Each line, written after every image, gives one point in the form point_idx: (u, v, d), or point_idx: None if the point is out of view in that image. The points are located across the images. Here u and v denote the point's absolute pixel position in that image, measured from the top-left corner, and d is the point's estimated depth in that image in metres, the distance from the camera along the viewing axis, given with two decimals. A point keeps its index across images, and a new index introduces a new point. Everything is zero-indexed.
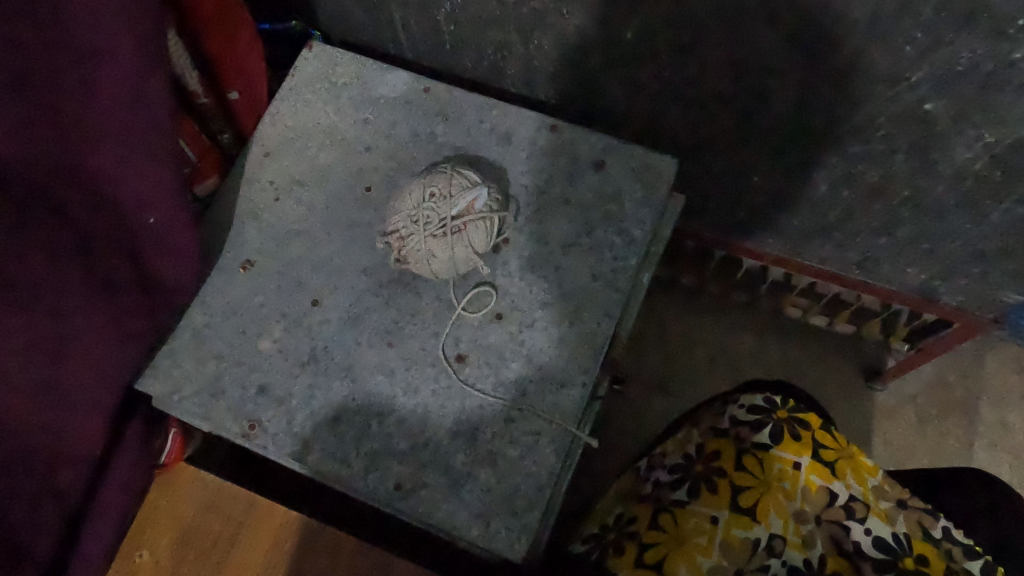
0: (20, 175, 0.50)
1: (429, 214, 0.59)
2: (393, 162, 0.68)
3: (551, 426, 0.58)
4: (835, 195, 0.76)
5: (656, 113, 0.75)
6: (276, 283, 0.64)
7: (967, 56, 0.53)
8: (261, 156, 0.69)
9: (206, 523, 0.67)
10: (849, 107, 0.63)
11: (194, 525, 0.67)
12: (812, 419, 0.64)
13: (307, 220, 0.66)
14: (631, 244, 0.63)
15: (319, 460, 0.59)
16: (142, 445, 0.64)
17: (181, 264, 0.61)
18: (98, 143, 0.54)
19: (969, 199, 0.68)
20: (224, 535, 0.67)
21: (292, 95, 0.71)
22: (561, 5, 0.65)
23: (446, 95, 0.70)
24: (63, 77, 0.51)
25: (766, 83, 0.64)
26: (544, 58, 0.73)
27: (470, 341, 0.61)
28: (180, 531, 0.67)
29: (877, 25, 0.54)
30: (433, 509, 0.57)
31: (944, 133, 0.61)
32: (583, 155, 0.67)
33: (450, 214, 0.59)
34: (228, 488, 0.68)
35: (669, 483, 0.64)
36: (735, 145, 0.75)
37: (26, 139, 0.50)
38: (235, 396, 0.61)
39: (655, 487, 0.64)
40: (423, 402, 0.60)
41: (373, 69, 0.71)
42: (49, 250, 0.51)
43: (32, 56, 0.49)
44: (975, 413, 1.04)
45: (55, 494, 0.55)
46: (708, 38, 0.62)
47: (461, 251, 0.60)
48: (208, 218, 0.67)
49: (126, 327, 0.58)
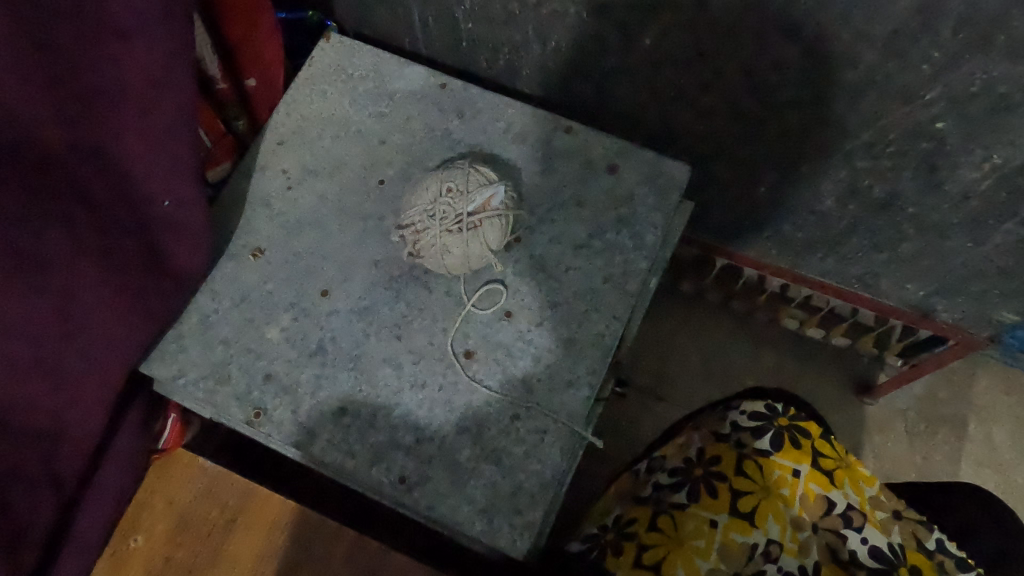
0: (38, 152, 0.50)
1: (446, 210, 0.60)
2: (407, 156, 0.68)
3: (556, 425, 0.59)
4: (841, 208, 0.77)
5: (669, 119, 0.75)
6: (286, 271, 0.64)
7: (982, 77, 0.54)
8: (275, 143, 0.69)
9: (205, 511, 0.67)
10: (861, 122, 0.64)
11: (193, 512, 0.67)
12: (812, 427, 0.65)
13: (319, 211, 0.66)
14: (641, 248, 0.64)
15: (323, 450, 0.59)
16: (141, 430, 0.64)
17: (193, 251, 0.60)
18: (118, 127, 0.54)
19: (973, 219, 0.69)
20: (222, 522, 0.66)
21: (308, 85, 0.71)
22: (581, 9, 0.65)
23: (462, 92, 0.70)
24: (88, 58, 0.51)
25: (782, 94, 0.65)
26: (560, 60, 0.74)
27: (479, 338, 0.61)
28: (178, 517, 0.67)
29: (896, 42, 0.54)
30: (436, 503, 0.57)
31: (953, 152, 0.62)
32: (597, 157, 0.67)
33: (468, 212, 0.59)
34: (228, 476, 0.68)
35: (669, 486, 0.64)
36: (745, 154, 0.76)
37: (41, 118, 0.50)
38: (241, 383, 0.61)
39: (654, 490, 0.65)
40: (429, 396, 0.60)
41: (390, 63, 0.71)
42: (57, 228, 0.51)
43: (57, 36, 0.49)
44: (964, 429, 1.05)
45: (54, 475, 0.55)
46: (727, 47, 0.62)
47: (477, 246, 0.60)
48: (219, 204, 0.67)
49: (137, 311, 0.57)
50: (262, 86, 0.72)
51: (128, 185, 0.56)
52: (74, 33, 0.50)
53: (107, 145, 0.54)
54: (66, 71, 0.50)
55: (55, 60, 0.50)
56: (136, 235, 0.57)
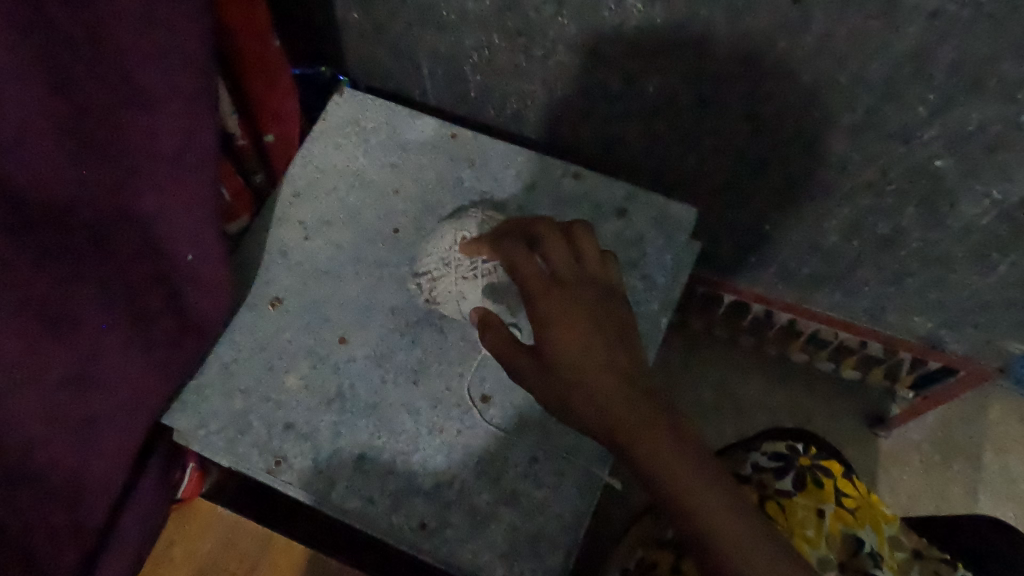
0: (74, 212, 0.52)
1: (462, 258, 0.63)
2: (421, 204, 0.70)
3: (574, 468, 0.59)
4: (846, 244, 0.78)
5: (673, 162, 0.78)
6: (304, 320, 0.66)
7: (977, 117, 0.56)
8: (292, 196, 0.70)
9: (225, 561, 0.67)
10: (861, 162, 0.66)
11: (212, 563, 0.67)
12: (833, 466, 0.66)
13: (335, 261, 0.68)
14: (652, 289, 0.65)
15: (343, 498, 0.59)
16: (159, 479, 0.64)
17: (214, 301, 0.62)
18: (148, 187, 0.56)
19: (976, 252, 0.70)
20: (240, 572, 0.67)
21: (323, 138, 0.73)
22: (586, 60, 0.68)
23: (472, 141, 0.72)
24: (124, 124, 0.53)
25: (783, 136, 0.67)
26: (565, 109, 0.76)
27: (495, 382, 0.62)
28: (198, 568, 0.67)
29: (892, 86, 0.57)
30: (457, 549, 0.57)
31: (953, 189, 0.64)
32: (605, 202, 0.69)
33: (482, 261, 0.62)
34: (247, 526, 0.68)
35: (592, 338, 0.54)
36: (748, 194, 0.78)
37: (79, 181, 0.51)
38: (262, 432, 0.62)
39: (572, 315, 0.55)
40: (447, 441, 0.61)
41: (402, 116, 0.74)
42: (89, 285, 0.53)
43: (96, 104, 0.51)
44: (979, 461, 1.05)
45: (76, 527, 0.55)
46: (727, 93, 0.65)
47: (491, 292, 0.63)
48: (238, 256, 0.68)
49: (160, 361, 0.59)
50: (279, 140, 0.74)
51: (155, 241, 0.58)
52: (115, 102, 0.52)
53: (136, 205, 0.56)
54: (104, 136, 0.52)
55: (95, 126, 0.51)
56: (159, 289, 0.58)
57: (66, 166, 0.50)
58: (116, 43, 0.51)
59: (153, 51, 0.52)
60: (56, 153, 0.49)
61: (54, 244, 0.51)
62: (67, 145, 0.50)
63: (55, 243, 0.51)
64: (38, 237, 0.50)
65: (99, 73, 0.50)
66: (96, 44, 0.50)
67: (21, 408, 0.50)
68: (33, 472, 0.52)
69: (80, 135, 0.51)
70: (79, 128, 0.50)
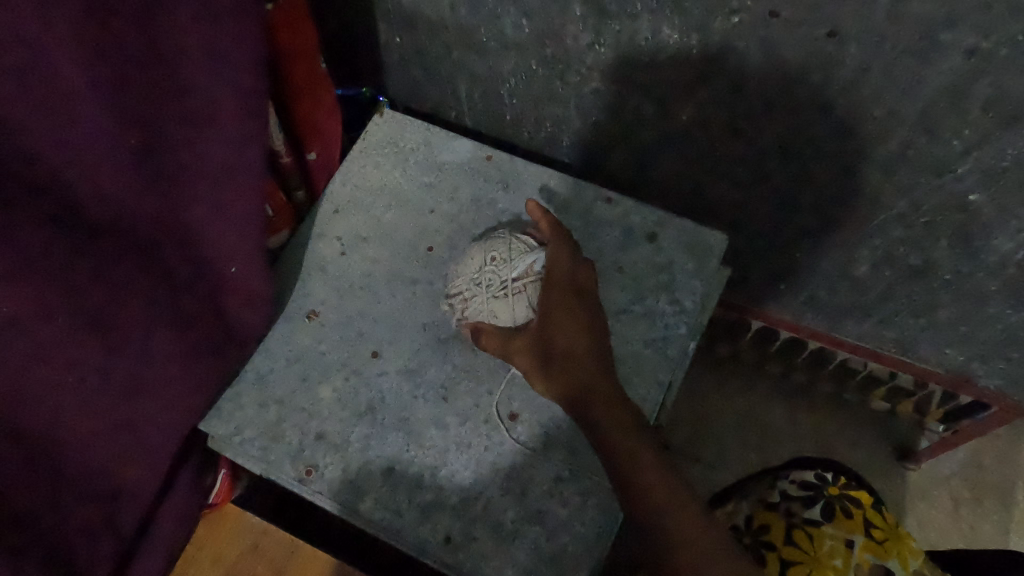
0: (126, 224, 0.55)
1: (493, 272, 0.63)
2: (455, 223, 0.71)
3: (600, 488, 0.60)
4: (877, 274, 0.78)
5: (704, 189, 0.78)
6: (338, 333, 0.67)
7: (1013, 153, 0.56)
8: (331, 212, 0.73)
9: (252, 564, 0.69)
10: (894, 193, 0.66)
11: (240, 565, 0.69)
12: (863, 497, 0.65)
13: (371, 276, 0.70)
14: (681, 314, 0.66)
15: (371, 509, 0.60)
16: (193, 484, 0.66)
17: (254, 313, 0.64)
18: (196, 202, 0.58)
19: (1010, 286, 0.69)
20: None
21: (362, 157, 0.75)
22: (622, 87, 0.69)
23: (507, 163, 0.74)
24: (177, 141, 0.56)
25: (815, 165, 0.68)
26: (598, 133, 0.78)
27: (523, 401, 0.64)
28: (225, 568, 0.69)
29: (926, 121, 0.57)
30: (481, 565, 0.58)
31: (987, 223, 0.64)
32: (636, 226, 0.70)
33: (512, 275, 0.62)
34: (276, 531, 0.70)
35: (583, 335, 0.60)
36: (778, 221, 0.78)
37: (134, 195, 0.54)
38: (294, 441, 0.63)
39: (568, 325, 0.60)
40: (475, 457, 0.62)
41: (439, 137, 0.76)
42: (140, 295, 0.55)
43: (153, 123, 0.54)
44: (1011, 499, 1.02)
45: (113, 528, 0.57)
46: (759, 123, 0.66)
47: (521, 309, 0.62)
48: (277, 270, 0.71)
49: (201, 370, 0.61)
50: (321, 158, 0.77)
51: (200, 253, 0.60)
52: (173, 123, 0.55)
53: (185, 218, 0.58)
54: (159, 153, 0.55)
55: (151, 144, 0.54)
56: (203, 300, 0.61)
57: (122, 180, 0.53)
58: (173, 66, 0.54)
59: (207, 74, 0.55)
60: (114, 169, 0.52)
61: (110, 255, 0.53)
62: (125, 161, 0.53)
63: (111, 254, 0.53)
64: (95, 248, 0.52)
65: (157, 95, 0.53)
66: (155, 66, 0.53)
67: (73, 411, 0.53)
68: (79, 472, 0.54)
69: (137, 152, 0.53)
70: (137, 146, 0.53)
